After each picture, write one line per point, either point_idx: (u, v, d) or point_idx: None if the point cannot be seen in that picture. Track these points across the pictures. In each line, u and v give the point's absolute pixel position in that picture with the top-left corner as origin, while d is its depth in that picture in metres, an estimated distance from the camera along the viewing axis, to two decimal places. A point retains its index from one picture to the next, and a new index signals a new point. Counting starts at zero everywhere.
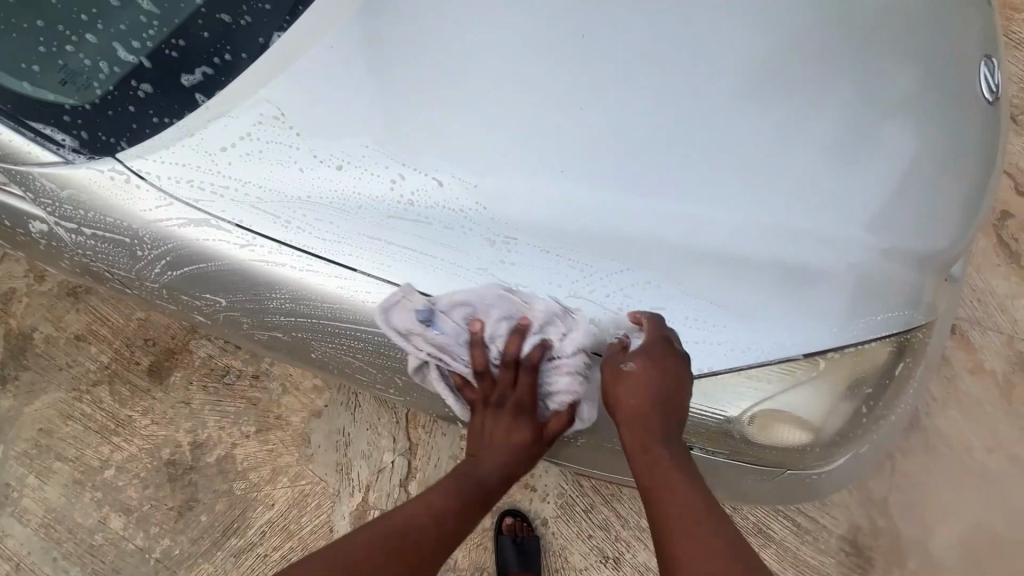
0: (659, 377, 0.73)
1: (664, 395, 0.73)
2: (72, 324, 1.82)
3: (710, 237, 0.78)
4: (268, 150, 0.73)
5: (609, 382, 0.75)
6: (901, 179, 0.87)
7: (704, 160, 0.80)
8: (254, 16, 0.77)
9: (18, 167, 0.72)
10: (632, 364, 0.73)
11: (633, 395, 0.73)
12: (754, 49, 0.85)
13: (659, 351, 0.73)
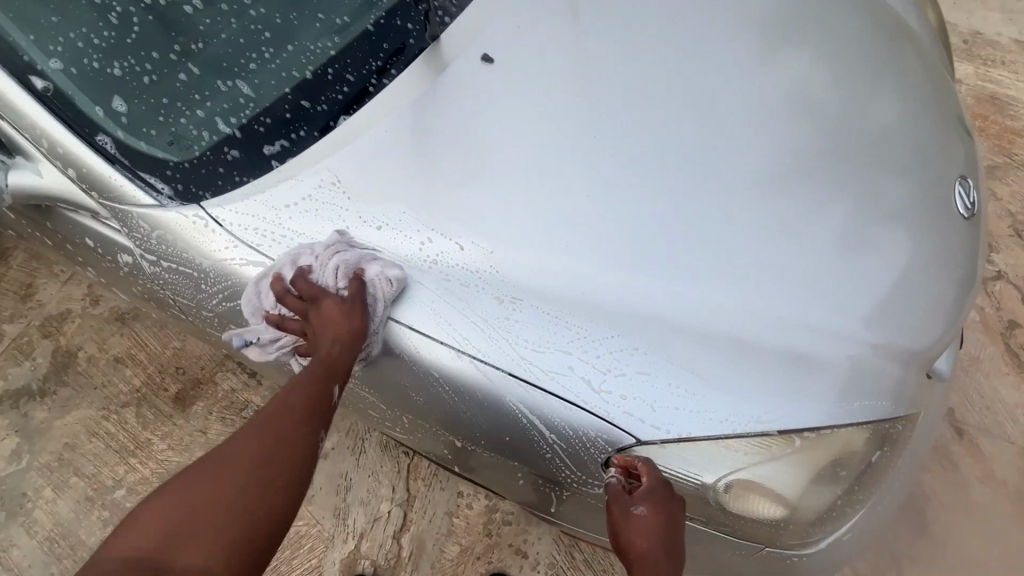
0: (663, 516, 0.81)
1: (668, 534, 0.81)
2: (115, 346, 1.97)
3: (693, 315, 0.87)
4: (322, 209, 0.88)
5: (620, 519, 0.83)
6: (878, 277, 0.95)
7: (694, 247, 0.91)
8: (329, 105, 0.95)
9: (120, 207, 0.87)
10: (642, 506, 0.81)
11: (644, 539, 0.80)
12: (745, 157, 0.98)
13: (665, 496, 0.82)
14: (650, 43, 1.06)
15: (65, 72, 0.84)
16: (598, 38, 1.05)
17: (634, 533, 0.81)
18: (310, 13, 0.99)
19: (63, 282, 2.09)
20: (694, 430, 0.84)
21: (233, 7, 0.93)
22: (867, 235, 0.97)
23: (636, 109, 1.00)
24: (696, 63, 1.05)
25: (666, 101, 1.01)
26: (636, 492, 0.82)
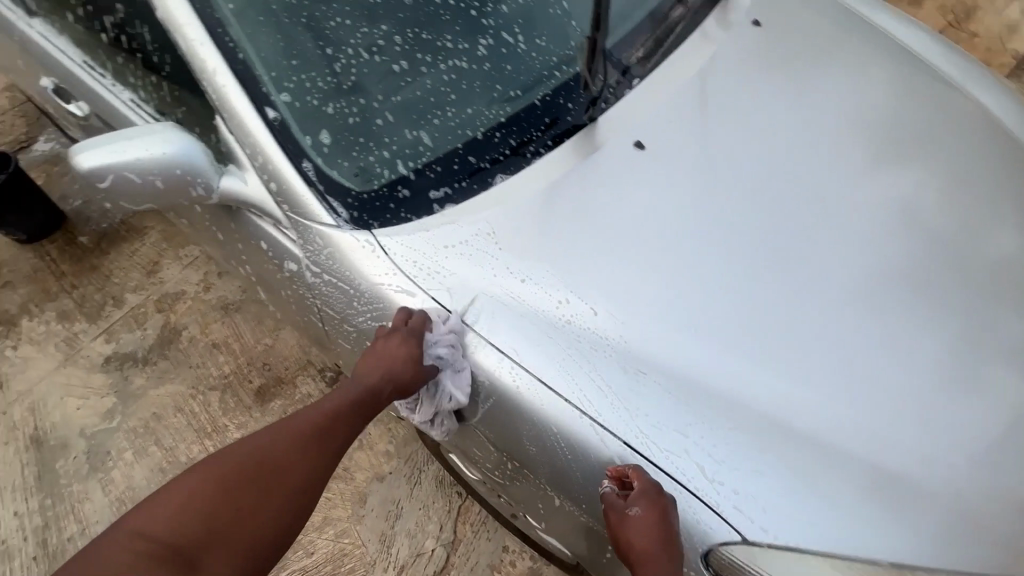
0: (658, 516, 0.80)
1: (664, 533, 0.80)
2: (215, 332, 2.13)
3: (756, 374, 0.92)
4: (475, 255, 0.96)
5: (615, 523, 0.82)
6: (961, 390, 0.94)
7: (755, 305, 0.98)
8: (492, 164, 1.07)
9: (303, 221, 0.99)
10: (637, 507, 0.80)
11: (643, 537, 0.79)
12: (862, 278, 1.03)
13: (655, 493, 0.81)
14: (760, 141, 1.20)
15: (290, 105, 0.98)
16: (726, 152, 1.18)
17: (633, 535, 0.80)
18: (489, 82, 1.11)
19: (185, 265, 2.32)
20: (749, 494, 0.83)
21: (430, 69, 1.06)
22: (946, 340, 0.98)
23: (759, 219, 1.09)
24: (818, 186, 1.14)
25: (786, 216, 1.10)
26: (629, 496, 0.81)
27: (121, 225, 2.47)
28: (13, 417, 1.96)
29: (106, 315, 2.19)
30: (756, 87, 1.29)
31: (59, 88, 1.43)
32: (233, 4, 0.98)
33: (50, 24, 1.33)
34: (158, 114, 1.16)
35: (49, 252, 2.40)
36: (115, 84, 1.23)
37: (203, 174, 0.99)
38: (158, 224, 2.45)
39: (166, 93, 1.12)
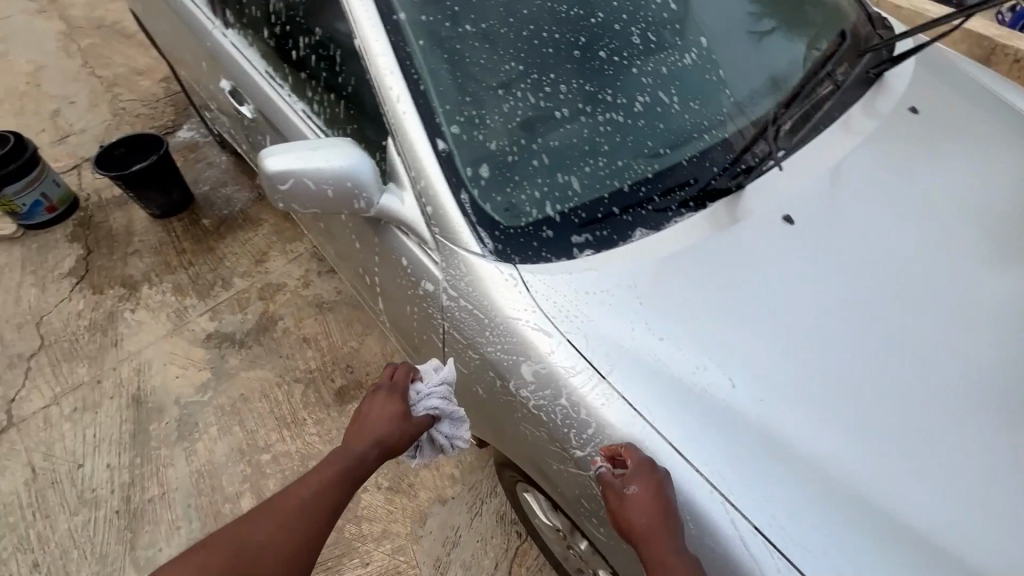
0: (656, 492, 0.82)
1: (664, 508, 0.82)
2: (307, 327, 2.24)
3: (765, 354, 0.95)
4: (614, 306, 0.97)
5: (614, 505, 0.84)
6: (964, 436, 0.91)
7: (819, 332, 0.99)
8: (635, 218, 1.08)
9: (450, 246, 1.03)
10: (633, 486, 0.82)
11: (645, 515, 0.81)
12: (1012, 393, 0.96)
13: (649, 468, 0.83)
14: (892, 217, 1.18)
15: (458, 137, 1.04)
16: (863, 235, 1.14)
17: (633, 513, 0.82)
18: (642, 138, 1.13)
19: (290, 260, 2.47)
20: (715, 461, 0.85)
21: (590, 119, 1.11)
22: (961, 385, 0.96)
23: (898, 309, 1.04)
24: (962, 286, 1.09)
25: (927, 311, 1.04)
26: (625, 475, 0.84)
27: (240, 214, 2.68)
28: (120, 374, 2.11)
29: (214, 294, 2.36)
30: (895, 165, 1.26)
31: (234, 90, 1.59)
32: (422, 41, 1.06)
33: (243, 35, 1.50)
34: (326, 127, 1.26)
35: (174, 229, 2.62)
36: (292, 95, 1.35)
37: (367, 188, 1.06)
38: (272, 218, 2.64)
39: (338, 109, 1.21)
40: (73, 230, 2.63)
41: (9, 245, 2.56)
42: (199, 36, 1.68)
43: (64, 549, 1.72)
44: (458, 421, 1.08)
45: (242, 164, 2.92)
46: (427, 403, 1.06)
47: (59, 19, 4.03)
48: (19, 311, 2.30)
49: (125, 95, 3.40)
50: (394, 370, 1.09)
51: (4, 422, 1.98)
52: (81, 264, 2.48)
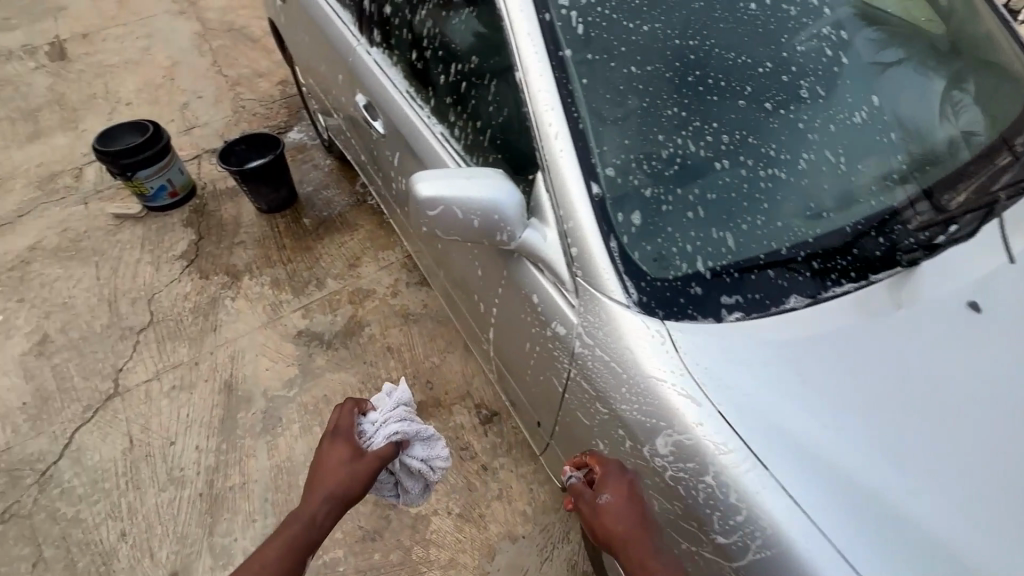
0: (627, 497, 0.91)
1: (637, 512, 0.90)
2: (392, 337, 2.27)
3: (910, 440, 0.87)
4: (767, 378, 0.90)
5: (591, 515, 0.91)
6: None
7: (960, 418, 0.90)
8: (790, 283, 1.01)
9: (592, 290, 0.99)
10: (606, 494, 0.91)
11: (617, 520, 0.88)
12: None
13: (616, 475, 0.93)
14: None
15: (612, 179, 1.00)
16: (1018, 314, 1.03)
17: (605, 519, 0.89)
18: (803, 198, 1.06)
19: (381, 268, 2.52)
20: (776, 469, 0.82)
21: (750, 173, 1.04)
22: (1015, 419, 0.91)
23: None
24: None
25: None
26: (598, 485, 0.92)
27: (338, 217, 2.77)
28: (216, 358, 2.21)
29: (307, 292, 2.43)
30: None
31: (369, 104, 1.64)
32: (585, 80, 1.03)
33: (387, 54, 1.54)
34: (466, 154, 1.27)
35: (277, 225, 2.75)
36: (432, 117, 1.37)
37: (512, 223, 1.03)
38: (367, 225, 2.72)
39: (483, 138, 1.22)
40: (188, 215, 2.81)
41: (132, 223, 2.77)
42: (341, 50, 1.74)
43: (149, 524, 1.78)
44: (429, 439, 1.14)
45: (344, 169, 3.04)
46: (386, 436, 1.09)
47: (197, 20, 4.41)
48: (135, 286, 2.47)
49: (246, 94, 3.65)
50: (344, 410, 1.13)
51: (110, 389, 2.11)
52: (192, 249, 2.64)
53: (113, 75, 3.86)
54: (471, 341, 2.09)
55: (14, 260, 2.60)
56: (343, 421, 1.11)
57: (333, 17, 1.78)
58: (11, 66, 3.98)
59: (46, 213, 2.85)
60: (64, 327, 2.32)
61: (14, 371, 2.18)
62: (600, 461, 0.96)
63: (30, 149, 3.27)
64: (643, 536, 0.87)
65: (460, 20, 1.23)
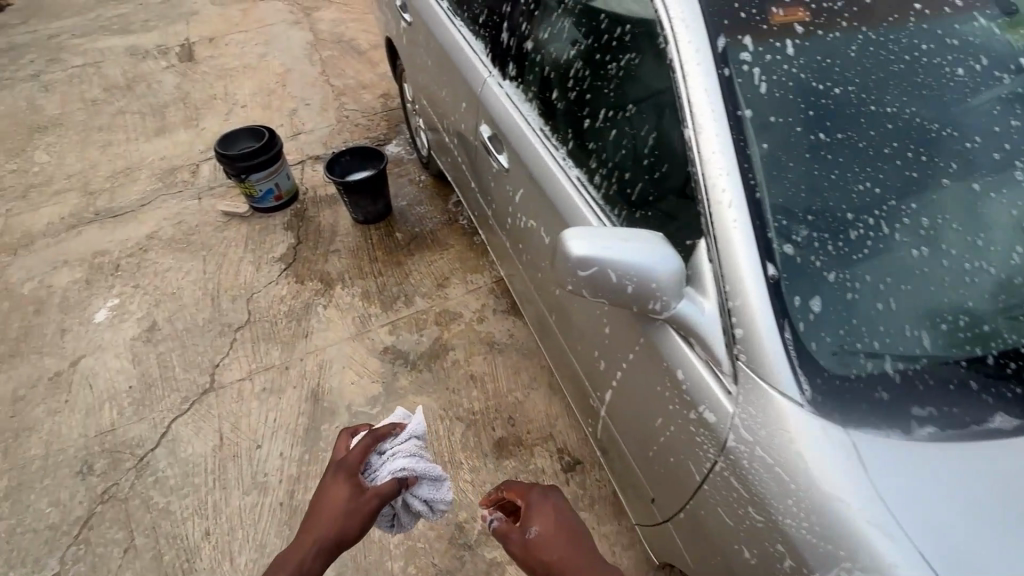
0: (553, 526, 1.03)
1: (564, 535, 1.03)
2: (475, 364, 2.23)
3: None
4: (972, 516, 0.76)
5: (526, 551, 1.02)
6: None
7: None
8: (996, 399, 0.86)
9: (756, 380, 0.88)
10: (534, 527, 1.03)
11: (550, 550, 1.00)
12: None
13: (540, 510, 1.05)
14: None
15: (790, 258, 0.89)
16: None
17: (541, 552, 1.01)
18: (1015, 298, 0.91)
19: (469, 291, 2.50)
20: None
21: (952, 264, 0.91)
22: None
23: None
24: None
25: None
26: (527, 523, 1.04)
27: (429, 235, 2.79)
28: (304, 365, 2.25)
29: (396, 308, 2.45)
30: None
31: (494, 136, 1.62)
32: (765, 145, 0.94)
33: (522, 89, 1.51)
34: (605, 204, 1.21)
35: (371, 237, 2.80)
36: (567, 160, 1.32)
37: (668, 292, 0.94)
38: (457, 245, 2.72)
39: (629, 190, 1.15)
40: (289, 219, 2.93)
41: (239, 222, 2.91)
42: (469, 79, 1.73)
43: (232, 526, 1.81)
44: (435, 480, 1.14)
45: (438, 187, 3.07)
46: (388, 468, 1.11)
47: (310, 31, 4.66)
48: (236, 284, 2.58)
49: (350, 105, 3.80)
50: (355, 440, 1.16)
51: (207, 384, 2.19)
52: (290, 252, 2.73)
53: (232, 78, 4.13)
54: (562, 381, 2.01)
55: (133, 246, 2.79)
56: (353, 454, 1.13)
57: (464, 45, 1.77)
58: (145, 64, 4.35)
59: (164, 205, 3.05)
60: (171, 317, 2.44)
61: (125, 354, 2.32)
62: (519, 496, 1.08)
63: (155, 143, 3.53)
64: (576, 553, 1.01)
65: (617, 65, 1.17)
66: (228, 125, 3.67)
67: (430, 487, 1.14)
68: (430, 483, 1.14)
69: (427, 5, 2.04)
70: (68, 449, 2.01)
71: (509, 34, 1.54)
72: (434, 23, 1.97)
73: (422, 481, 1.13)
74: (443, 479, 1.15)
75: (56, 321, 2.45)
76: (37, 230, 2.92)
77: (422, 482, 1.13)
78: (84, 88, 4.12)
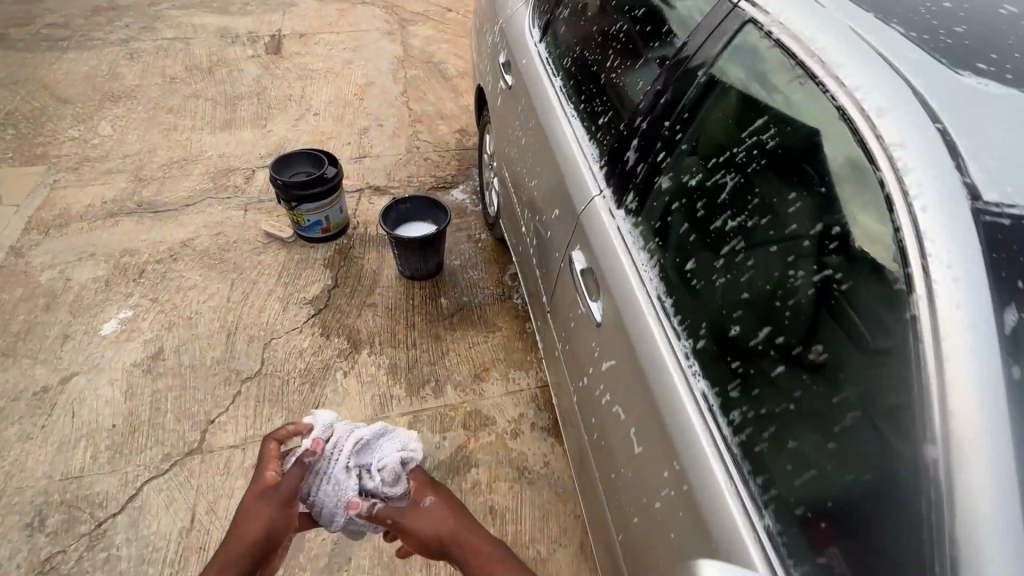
0: (442, 502, 1.36)
1: (450, 512, 1.35)
2: (498, 493, 1.88)
3: None
4: None
5: (422, 519, 1.31)
6: None
7: None
8: None
9: None
10: (427, 498, 1.36)
11: (439, 516, 1.32)
12: None
13: (433, 488, 1.39)
14: None
15: None
16: None
17: (434, 516, 1.32)
18: None
19: (507, 392, 2.17)
20: None
21: None
22: None
23: None
24: None
25: None
26: (424, 501, 1.36)
27: (477, 309, 2.48)
28: None
29: (422, 395, 2.13)
30: None
31: (590, 274, 1.27)
32: None
33: (641, 231, 1.16)
34: (743, 459, 0.84)
35: (413, 296, 2.51)
36: (692, 365, 0.96)
37: None
38: (505, 330, 2.40)
39: (789, 465, 0.78)
40: (332, 255, 2.68)
41: (278, 247, 2.68)
42: (572, 187, 1.40)
43: None
44: (377, 434, 1.44)
45: (497, 251, 2.75)
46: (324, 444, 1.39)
47: (401, 44, 4.51)
48: (257, 322, 2.32)
49: (424, 135, 3.58)
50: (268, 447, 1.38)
51: (194, 443, 1.92)
52: (323, 296, 2.47)
53: (313, 82, 4.00)
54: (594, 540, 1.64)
55: (164, 252, 2.59)
56: (258, 465, 1.35)
57: (572, 140, 1.45)
58: (232, 49, 4.28)
59: (208, 209, 2.86)
60: (179, 348, 2.21)
61: (119, 382, 2.08)
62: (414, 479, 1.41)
63: (219, 137, 3.39)
64: (461, 521, 1.33)
65: (804, 274, 0.82)
66: (295, 132, 3.50)
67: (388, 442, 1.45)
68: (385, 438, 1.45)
69: (536, 75, 1.74)
70: (28, 490, 1.78)
71: (637, 154, 1.20)
72: (540, 100, 1.66)
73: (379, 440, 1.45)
74: (393, 431, 1.48)
75: (63, 324, 2.26)
76: (76, 211, 2.78)
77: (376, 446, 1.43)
78: (167, 62, 4.06)
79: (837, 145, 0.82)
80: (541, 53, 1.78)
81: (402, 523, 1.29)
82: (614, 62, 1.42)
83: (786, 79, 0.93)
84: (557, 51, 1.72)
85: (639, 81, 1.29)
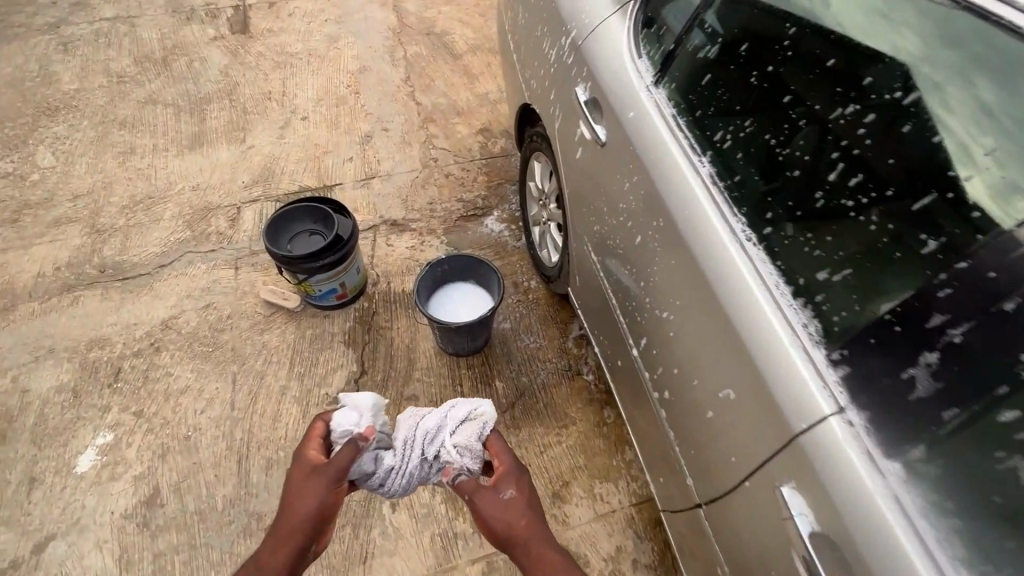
0: (520, 491, 1.19)
1: (523, 510, 1.17)
2: None
3: None
4: None
5: (498, 507, 1.16)
6: None
7: None
8: None
9: None
10: (508, 489, 1.19)
11: (516, 516, 1.15)
12: None
13: (517, 474, 1.22)
14: None
15: None
16: None
17: (508, 511, 1.16)
18: None
19: (597, 516, 1.76)
20: None
21: None
22: None
23: None
24: None
25: None
26: (501, 487, 1.19)
27: (541, 393, 2.02)
28: None
29: None
30: None
31: (836, 554, 0.77)
32: None
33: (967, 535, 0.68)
34: None
35: (461, 380, 2.04)
36: None
37: None
38: (581, 422, 1.95)
39: None
40: (352, 326, 2.16)
41: (284, 320, 2.16)
42: (770, 376, 0.88)
43: None
44: (453, 417, 1.31)
45: (554, 304, 2.25)
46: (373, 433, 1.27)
47: (393, 10, 3.70)
48: (272, 439, 1.85)
49: (439, 139, 2.93)
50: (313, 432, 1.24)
51: None
52: (351, 390, 1.99)
53: (294, 72, 3.27)
54: None
55: (143, 341, 2.07)
56: (304, 440, 1.23)
57: (759, 290, 0.92)
58: (188, 30, 3.48)
59: (189, 269, 2.29)
60: (179, 486, 1.75)
61: (110, 544, 1.65)
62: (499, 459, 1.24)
63: (189, 159, 2.74)
64: (534, 518, 1.16)
65: None
66: (281, 145, 2.84)
67: (454, 415, 1.31)
68: (451, 413, 1.32)
69: (660, 148, 1.15)
70: None
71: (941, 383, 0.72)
72: (674, 191, 1.11)
73: (446, 415, 1.32)
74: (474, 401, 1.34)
75: (26, 462, 1.78)
76: (22, 286, 2.22)
77: (440, 423, 1.31)
78: (111, 54, 3.31)
79: (971, 114, 0.77)
80: (664, 109, 1.19)
81: (474, 503, 1.17)
82: (837, 174, 0.85)
83: (883, 15, 0.91)
84: (694, 115, 1.14)
85: (920, 234, 0.76)
